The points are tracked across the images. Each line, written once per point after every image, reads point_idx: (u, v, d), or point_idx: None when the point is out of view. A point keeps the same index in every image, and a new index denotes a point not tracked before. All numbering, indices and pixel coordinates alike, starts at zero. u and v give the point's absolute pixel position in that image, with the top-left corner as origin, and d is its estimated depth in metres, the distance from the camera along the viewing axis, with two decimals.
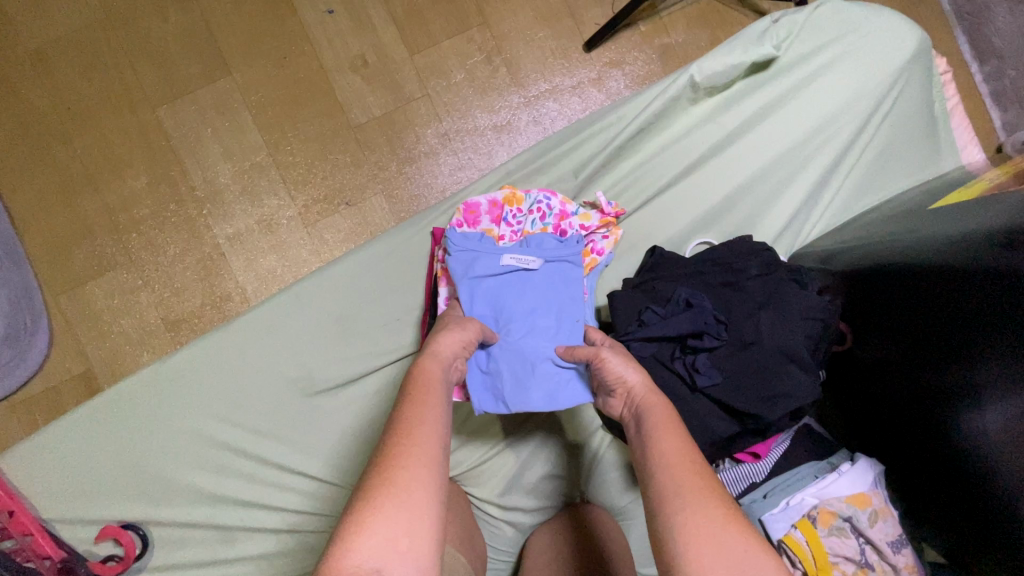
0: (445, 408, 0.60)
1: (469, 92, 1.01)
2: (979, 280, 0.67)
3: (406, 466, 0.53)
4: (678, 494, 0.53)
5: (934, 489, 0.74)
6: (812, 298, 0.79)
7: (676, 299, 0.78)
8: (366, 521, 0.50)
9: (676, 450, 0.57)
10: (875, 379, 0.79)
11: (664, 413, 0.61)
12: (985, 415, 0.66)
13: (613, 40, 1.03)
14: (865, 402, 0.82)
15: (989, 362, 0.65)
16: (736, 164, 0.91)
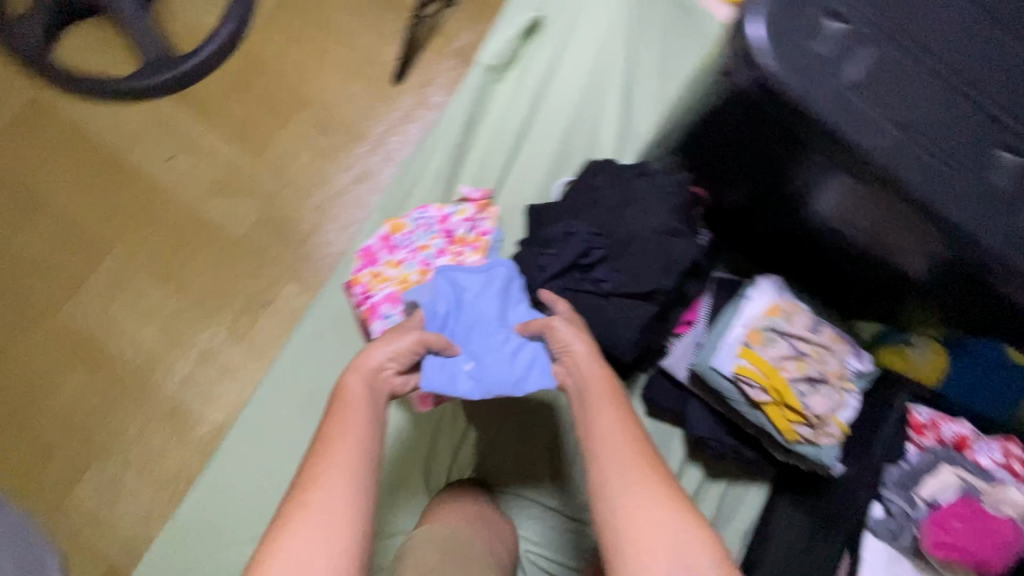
0: (368, 422, 0.64)
1: (322, 163, 1.12)
2: (747, 119, 0.75)
3: (318, 486, 0.57)
4: (619, 481, 0.60)
5: (844, 255, 0.93)
6: (659, 180, 0.91)
7: (557, 235, 0.90)
8: (282, 541, 0.54)
9: (619, 428, 0.64)
10: (747, 206, 0.96)
11: (608, 387, 0.68)
12: (818, 202, 0.84)
13: (415, 64, 1.16)
14: (762, 230, 1.00)
15: (801, 170, 0.78)
16: (555, 109, 1.06)
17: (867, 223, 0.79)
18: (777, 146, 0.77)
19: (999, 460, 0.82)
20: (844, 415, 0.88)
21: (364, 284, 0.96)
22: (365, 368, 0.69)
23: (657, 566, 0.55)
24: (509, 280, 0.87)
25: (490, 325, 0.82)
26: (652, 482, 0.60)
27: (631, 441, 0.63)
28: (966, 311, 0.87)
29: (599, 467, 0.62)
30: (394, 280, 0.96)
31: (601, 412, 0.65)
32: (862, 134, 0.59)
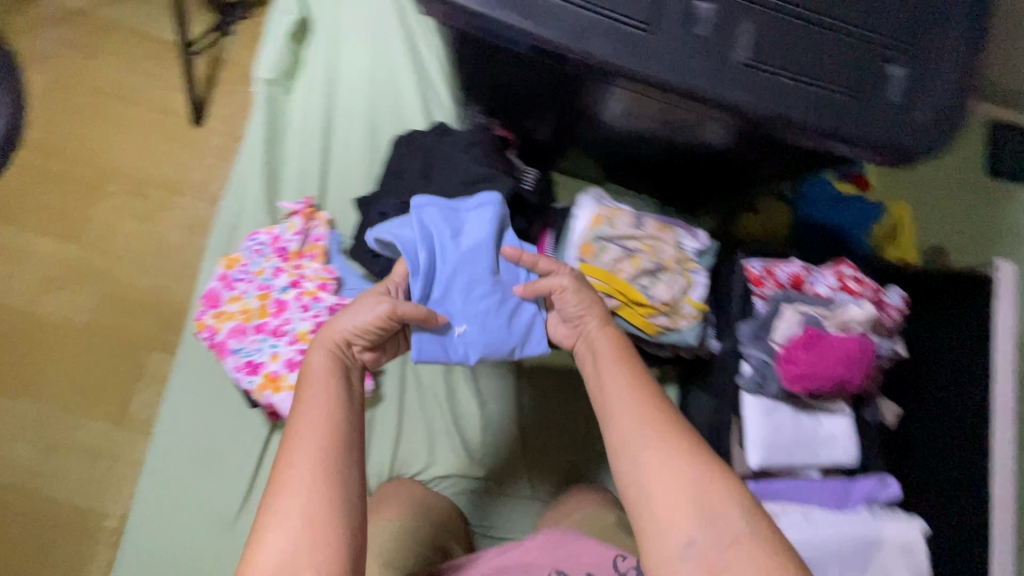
0: (341, 401, 0.58)
1: (148, 225, 1.10)
2: (509, 58, 0.78)
3: (294, 480, 0.53)
4: (640, 440, 0.57)
5: (666, 146, 0.96)
6: (455, 137, 0.95)
7: (375, 218, 0.91)
8: (269, 537, 0.51)
9: (635, 385, 0.61)
10: (558, 130, 1.00)
11: (617, 346, 0.65)
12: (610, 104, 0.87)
13: (212, 101, 1.15)
14: (590, 145, 1.03)
15: (581, 89, 0.82)
16: (351, 100, 1.06)
17: (657, 115, 0.85)
18: (548, 75, 0.81)
19: (834, 285, 0.86)
20: (696, 292, 0.90)
21: (209, 327, 0.94)
22: (332, 339, 0.62)
23: (684, 525, 0.53)
24: (498, 225, 0.77)
25: (481, 281, 0.73)
26: (675, 444, 0.56)
27: (648, 399, 0.60)
28: (784, 162, 0.91)
29: (614, 429, 0.59)
30: (239, 313, 0.95)
31: (613, 379, 0.62)
32: (555, 32, 0.62)
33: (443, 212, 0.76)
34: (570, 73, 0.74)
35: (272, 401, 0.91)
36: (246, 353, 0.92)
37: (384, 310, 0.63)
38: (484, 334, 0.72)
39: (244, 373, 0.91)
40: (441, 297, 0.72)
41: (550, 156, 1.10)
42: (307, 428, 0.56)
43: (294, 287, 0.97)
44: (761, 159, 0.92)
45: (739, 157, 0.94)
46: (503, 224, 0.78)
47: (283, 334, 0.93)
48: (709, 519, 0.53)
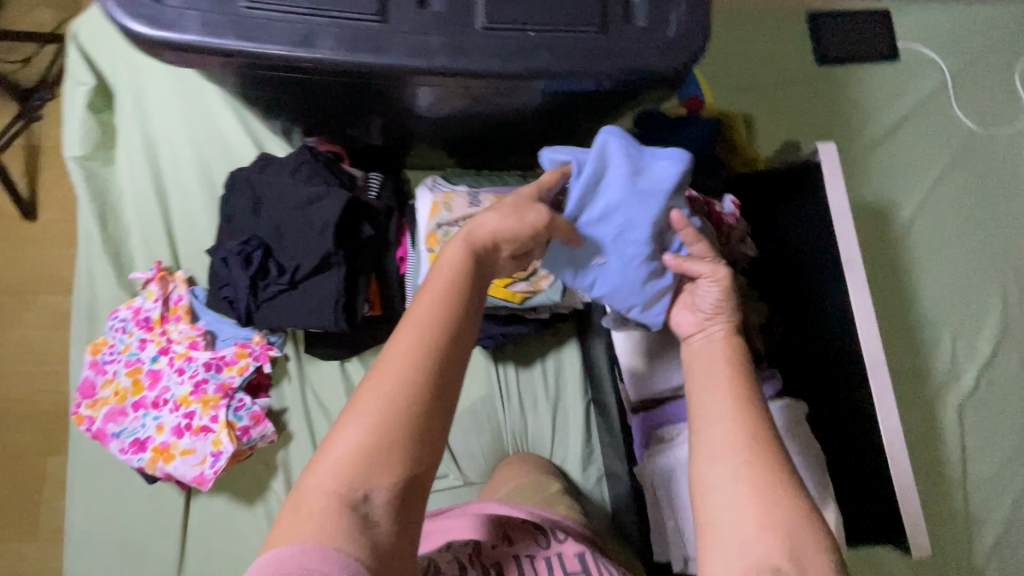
0: (453, 306, 0.56)
1: (6, 333, 1.06)
2: (282, 82, 0.76)
3: (393, 387, 0.52)
4: (732, 454, 0.58)
5: (496, 120, 0.97)
6: (281, 166, 0.94)
7: (220, 266, 0.90)
8: (354, 425, 0.51)
9: (731, 389, 0.61)
10: (386, 131, 1.00)
11: (730, 350, 0.65)
12: (419, 97, 0.87)
13: (39, 191, 1.11)
14: (429, 138, 1.04)
15: (371, 89, 0.81)
16: (174, 154, 1.04)
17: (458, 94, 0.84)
18: (332, 87, 0.79)
19: None
20: None
21: (85, 417, 0.92)
22: (478, 230, 0.59)
23: (758, 539, 0.53)
24: (679, 182, 0.66)
25: (637, 235, 0.67)
26: (761, 470, 0.56)
27: (749, 406, 0.60)
28: (604, 105, 0.92)
29: (710, 428, 0.60)
30: (113, 395, 0.93)
31: (721, 398, 0.61)
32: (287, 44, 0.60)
33: (650, 185, 0.66)
34: (340, 82, 0.72)
35: (167, 472, 0.89)
36: (129, 432, 0.90)
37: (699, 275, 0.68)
38: (616, 267, 0.70)
39: (131, 452, 0.89)
40: (606, 238, 0.68)
41: (397, 158, 1.10)
42: (410, 337, 0.54)
43: (165, 354, 0.95)
44: (584, 108, 0.94)
45: (564, 111, 0.95)
46: (684, 182, 0.68)
47: (164, 403, 0.92)
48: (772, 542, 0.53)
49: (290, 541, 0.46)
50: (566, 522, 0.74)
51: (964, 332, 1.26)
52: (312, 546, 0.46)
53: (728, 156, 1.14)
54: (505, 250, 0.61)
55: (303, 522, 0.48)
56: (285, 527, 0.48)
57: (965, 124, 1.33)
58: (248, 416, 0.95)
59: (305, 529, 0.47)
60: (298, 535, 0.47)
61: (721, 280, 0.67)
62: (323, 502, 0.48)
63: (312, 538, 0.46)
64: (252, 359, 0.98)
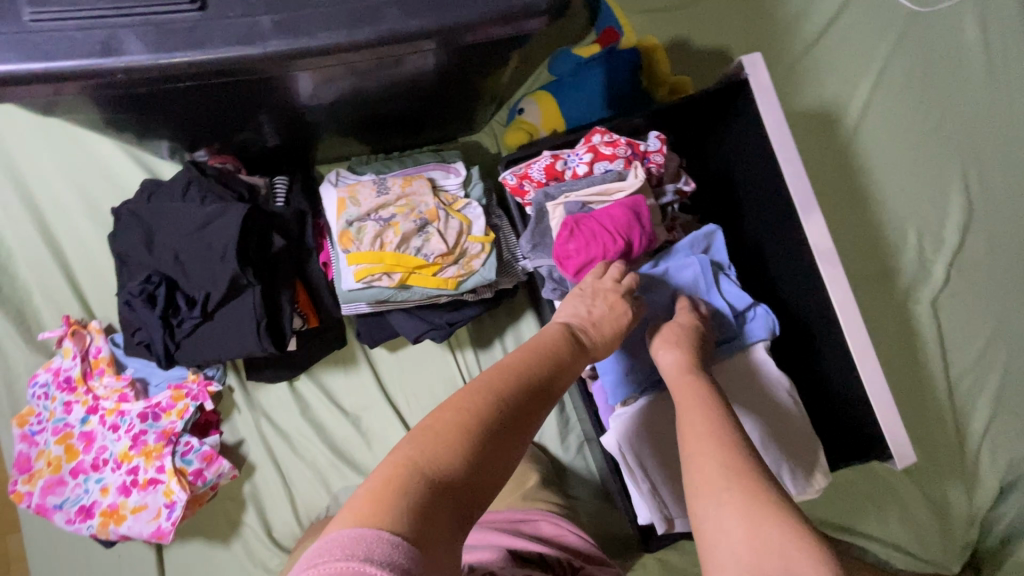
0: (552, 361, 0.59)
1: None
2: (131, 99, 0.66)
3: (497, 397, 0.52)
4: (731, 481, 0.50)
5: (396, 98, 0.88)
6: (171, 188, 0.86)
7: (124, 310, 0.83)
8: (457, 415, 0.49)
9: (710, 425, 0.57)
10: (279, 130, 0.90)
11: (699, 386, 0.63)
12: (302, 89, 0.77)
13: None
14: (332, 129, 0.95)
15: (241, 92, 0.71)
16: (58, 198, 0.95)
17: (339, 78, 0.75)
18: (191, 96, 0.70)
19: (589, 159, 0.81)
20: (476, 227, 0.86)
21: (24, 494, 0.87)
22: (564, 316, 0.66)
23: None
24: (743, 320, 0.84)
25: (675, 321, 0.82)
26: (746, 489, 0.49)
27: (725, 440, 0.55)
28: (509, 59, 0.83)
29: (700, 474, 0.53)
30: (47, 466, 0.87)
31: (698, 422, 0.58)
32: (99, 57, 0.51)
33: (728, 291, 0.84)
34: (190, 89, 0.63)
35: (121, 533, 0.85)
36: (73, 500, 0.85)
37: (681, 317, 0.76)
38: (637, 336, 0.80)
39: (79, 521, 0.84)
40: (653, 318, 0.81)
41: (304, 155, 1.01)
42: (513, 371, 0.56)
43: (94, 413, 0.89)
44: (489, 67, 0.84)
45: (470, 73, 0.86)
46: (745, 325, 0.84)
47: (105, 463, 0.87)
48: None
49: (365, 522, 0.38)
50: (585, 548, 0.77)
51: (930, 224, 1.21)
52: (391, 536, 0.37)
53: (654, 88, 1.06)
54: (582, 331, 0.65)
55: (374, 506, 0.40)
56: (359, 507, 0.40)
57: (903, 5, 1.25)
58: (197, 458, 0.89)
59: (390, 515, 0.39)
60: (374, 517, 0.38)
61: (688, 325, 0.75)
62: (405, 491, 0.41)
63: (388, 527, 0.38)
64: (190, 400, 0.91)
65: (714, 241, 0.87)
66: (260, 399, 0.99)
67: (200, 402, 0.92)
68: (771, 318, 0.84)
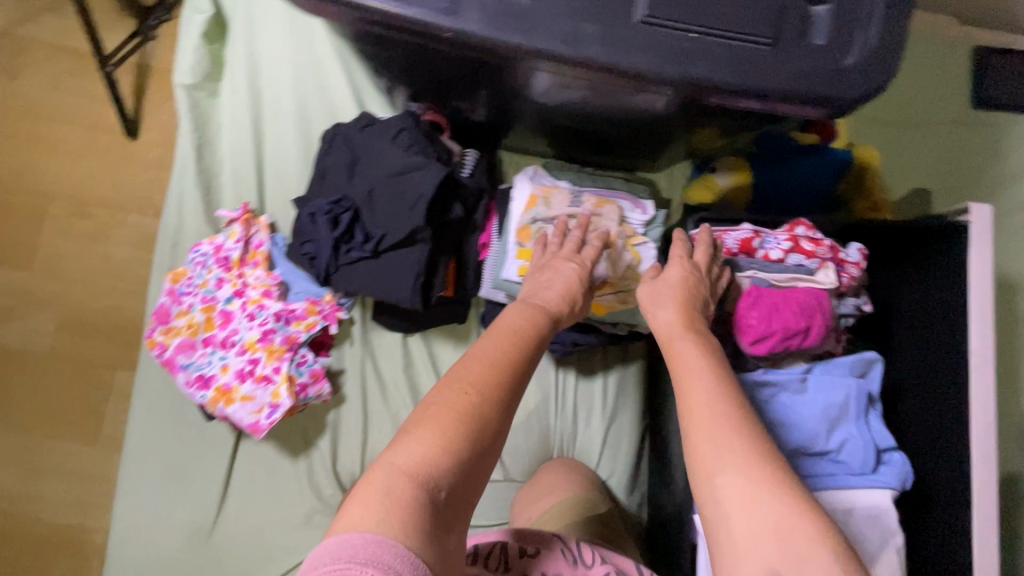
0: (528, 345, 0.60)
1: (96, 247, 1.09)
2: (406, 45, 0.70)
3: (476, 385, 0.53)
4: (733, 460, 0.51)
5: (610, 117, 0.89)
6: (384, 127, 0.90)
7: (304, 221, 0.88)
8: (431, 417, 0.51)
9: (714, 391, 0.56)
10: (492, 108, 0.94)
11: (693, 347, 0.61)
12: (533, 80, 0.80)
13: (144, 112, 1.12)
14: (530, 123, 0.97)
15: (492, 68, 0.75)
16: (278, 98, 1.02)
17: (579, 86, 0.77)
18: (452, 57, 0.73)
19: (787, 248, 0.80)
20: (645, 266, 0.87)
21: (159, 344, 0.94)
22: (535, 295, 0.68)
23: (764, 558, 0.47)
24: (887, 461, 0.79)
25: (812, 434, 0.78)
26: (753, 463, 0.50)
27: (726, 408, 0.54)
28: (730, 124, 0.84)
29: (690, 449, 0.54)
30: (186, 327, 0.94)
31: (697, 385, 0.57)
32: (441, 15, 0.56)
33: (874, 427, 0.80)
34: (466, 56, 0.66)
35: (226, 412, 0.90)
36: (196, 367, 0.92)
37: (664, 272, 0.72)
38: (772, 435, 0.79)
39: (195, 388, 0.91)
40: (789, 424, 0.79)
41: (494, 137, 1.05)
42: (490, 354, 0.57)
43: (239, 297, 0.96)
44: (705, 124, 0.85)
45: (682, 122, 0.87)
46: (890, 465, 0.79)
47: (232, 345, 0.93)
48: (792, 558, 0.46)
49: (361, 526, 0.44)
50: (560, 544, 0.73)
51: None
52: (379, 539, 0.44)
53: (855, 196, 1.03)
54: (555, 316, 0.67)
55: (366, 510, 0.45)
56: (353, 512, 0.46)
57: None
58: (307, 372, 0.94)
59: (377, 518, 0.45)
60: (364, 521, 0.45)
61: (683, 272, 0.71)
62: (391, 493, 0.46)
63: (375, 530, 0.44)
64: (320, 317, 0.96)
65: (871, 368, 0.83)
66: (373, 341, 1.04)
67: (328, 325, 0.97)
68: (906, 468, 0.79)
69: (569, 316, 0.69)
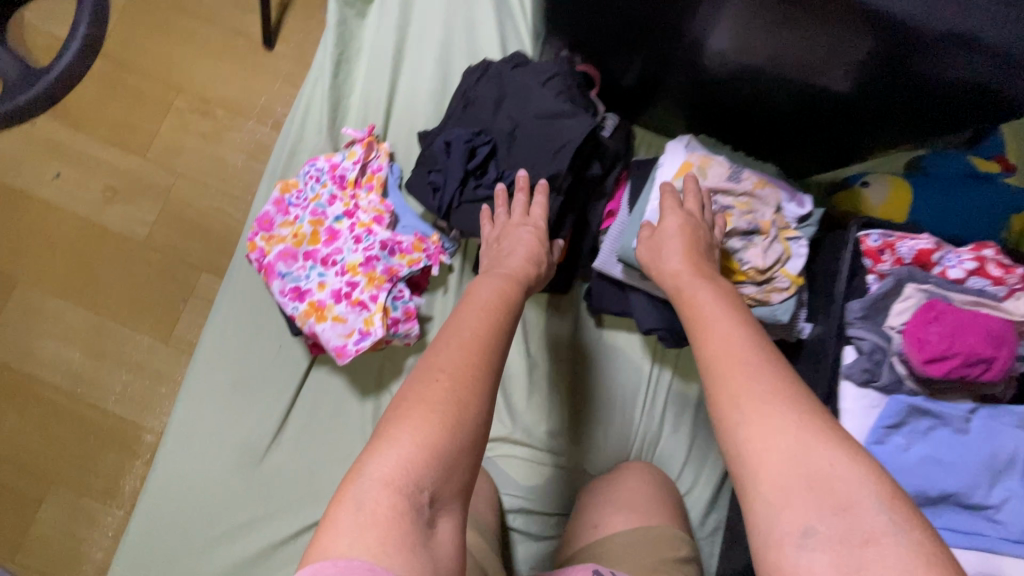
0: (496, 314, 0.61)
1: (211, 147, 1.08)
2: None
3: (444, 369, 0.51)
4: (762, 401, 0.47)
5: (772, 104, 0.85)
6: (539, 68, 0.85)
7: (437, 148, 0.84)
8: (398, 421, 0.48)
9: (724, 338, 0.54)
10: (647, 76, 0.90)
11: (699, 296, 0.61)
12: (719, 37, 0.77)
13: (285, 26, 1.11)
14: (679, 96, 0.92)
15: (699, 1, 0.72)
16: (425, 29, 1.00)
17: (775, 44, 0.74)
18: None
19: (970, 269, 0.71)
20: (793, 264, 0.79)
21: (260, 249, 0.90)
22: (501, 265, 0.71)
23: (800, 508, 0.42)
24: None
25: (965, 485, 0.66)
26: (777, 403, 0.47)
27: (738, 353, 0.52)
28: (923, 105, 0.77)
29: (714, 395, 0.51)
30: (291, 237, 0.90)
31: (708, 334, 0.55)
32: None
33: None
34: None
35: (315, 330, 0.86)
36: (293, 278, 0.87)
37: (661, 223, 0.73)
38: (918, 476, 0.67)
39: (289, 299, 0.86)
40: (937, 466, 0.67)
41: (637, 109, 0.99)
42: (458, 332, 0.57)
43: (349, 217, 0.92)
44: (892, 107, 0.78)
45: (850, 117, 0.83)
46: None
47: (333, 264, 0.89)
48: (835, 509, 0.41)
49: (338, 553, 0.42)
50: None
51: None
52: (357, 564, 0.41)
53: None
54: (521, 281, 0.69)
55: (340, 534, 0.43)
56: (329, 536, 0.43)
57: None
58: (401, 309, 0.89)
59: (347, 540, 0.43)
60: (338, 547, 0.42)
61: (678, 223, 0.71)
62: (368, 510, 0.44)
63: (347, 555, 0.42)
64: (425, 256, 0.91)
65: None
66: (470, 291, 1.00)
67: (432, 266, 0.92)
68: None
69: (535, 276, 0.71)
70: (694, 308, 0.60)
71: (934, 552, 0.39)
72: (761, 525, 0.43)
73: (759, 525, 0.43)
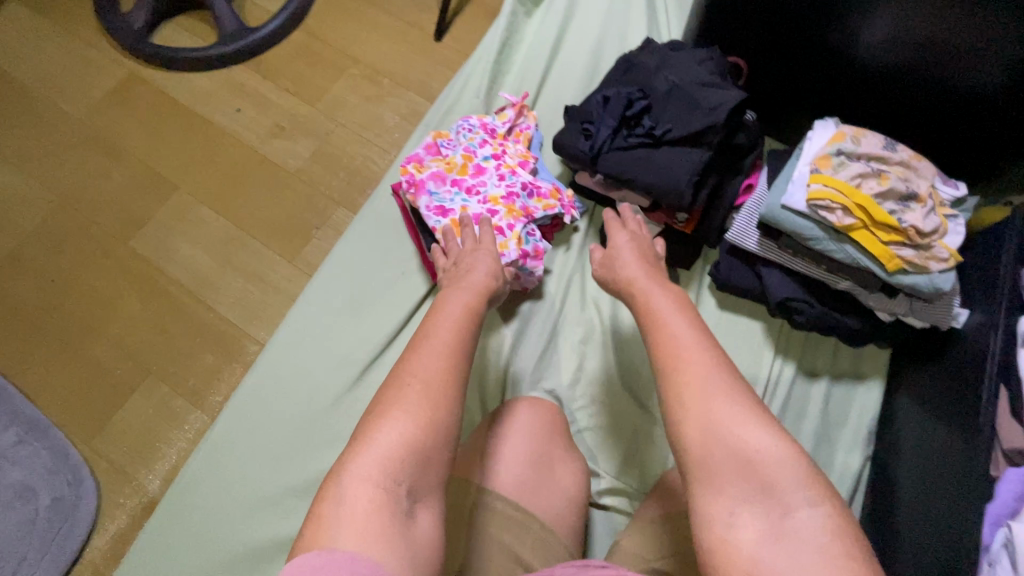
0: (458, 325, 0.62)
1: (370, 106, 1.20)
2: None
3: (407, 379, 0.56)
4: (710, 397, 0.54)
5: (921, 100, 0.89)
6: (697, 51, 0.94)
7: (595, 100, 0.91)
8: (375, 426, 0.53)
9: (677, 338, 0.58)
10: (792, 77, 0.97)
11: (654, 301, 0.63)
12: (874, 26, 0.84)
13: (455, 23, 1.28)
14: (821, 98, 0.97)
15: None
16: (584, 28, 1.12)
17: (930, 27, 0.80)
18: None
19: None
20: (951, 239, 0.77)
21: (410, 172, 0.97)
22: (463, 279, 0.72)
23: (727, 494, 0.51)
24: None
25: None
26: (720, 398, 0.53)
27: (688, 352, 0.56)
28: None
29: (666, 390, 0.56)
30: (441, 166, 0.97)
31: (666, 337, 0.59)
32: None
33: None
34: None
35: None
36: (439, 198, 0.94)
37: (610, 243, 0.73)
38: None
39: (432, 214, 0.92)
40: None
41: (775, 116, 1.04)
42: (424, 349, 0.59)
43: (496, 159, 0.98)
44: None
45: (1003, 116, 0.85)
46: None
47: (476, 193, 0.94)
48: (763, 494, 0.50)
49: (327, 545, 0.46)
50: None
51: None
52: (343, 553, 0.45)
53: None
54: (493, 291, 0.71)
55: (327, 530, 0.47)
56: (317, 531, 0.48)
57: None
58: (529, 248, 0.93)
59: (334, 530, 0.47)
60: (329, 541, 0.46)
61: (626, 243, 0.72)
62: (353, 511, 0.48)
63: (332, 547, 0.46)
64: (559, 204, 0.95)
65: None
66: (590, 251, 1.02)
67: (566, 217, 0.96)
68: None
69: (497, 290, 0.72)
70: (648, 314, 0.63)
71: (848, 527, 0.47)
72: (698, 509, 0.52)
73: (698, 506, 0.52)
